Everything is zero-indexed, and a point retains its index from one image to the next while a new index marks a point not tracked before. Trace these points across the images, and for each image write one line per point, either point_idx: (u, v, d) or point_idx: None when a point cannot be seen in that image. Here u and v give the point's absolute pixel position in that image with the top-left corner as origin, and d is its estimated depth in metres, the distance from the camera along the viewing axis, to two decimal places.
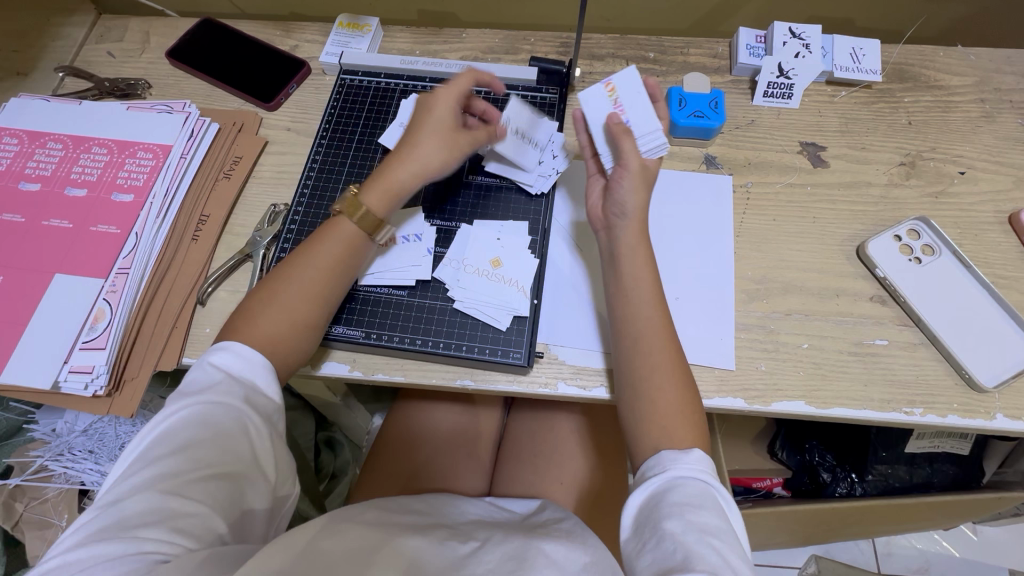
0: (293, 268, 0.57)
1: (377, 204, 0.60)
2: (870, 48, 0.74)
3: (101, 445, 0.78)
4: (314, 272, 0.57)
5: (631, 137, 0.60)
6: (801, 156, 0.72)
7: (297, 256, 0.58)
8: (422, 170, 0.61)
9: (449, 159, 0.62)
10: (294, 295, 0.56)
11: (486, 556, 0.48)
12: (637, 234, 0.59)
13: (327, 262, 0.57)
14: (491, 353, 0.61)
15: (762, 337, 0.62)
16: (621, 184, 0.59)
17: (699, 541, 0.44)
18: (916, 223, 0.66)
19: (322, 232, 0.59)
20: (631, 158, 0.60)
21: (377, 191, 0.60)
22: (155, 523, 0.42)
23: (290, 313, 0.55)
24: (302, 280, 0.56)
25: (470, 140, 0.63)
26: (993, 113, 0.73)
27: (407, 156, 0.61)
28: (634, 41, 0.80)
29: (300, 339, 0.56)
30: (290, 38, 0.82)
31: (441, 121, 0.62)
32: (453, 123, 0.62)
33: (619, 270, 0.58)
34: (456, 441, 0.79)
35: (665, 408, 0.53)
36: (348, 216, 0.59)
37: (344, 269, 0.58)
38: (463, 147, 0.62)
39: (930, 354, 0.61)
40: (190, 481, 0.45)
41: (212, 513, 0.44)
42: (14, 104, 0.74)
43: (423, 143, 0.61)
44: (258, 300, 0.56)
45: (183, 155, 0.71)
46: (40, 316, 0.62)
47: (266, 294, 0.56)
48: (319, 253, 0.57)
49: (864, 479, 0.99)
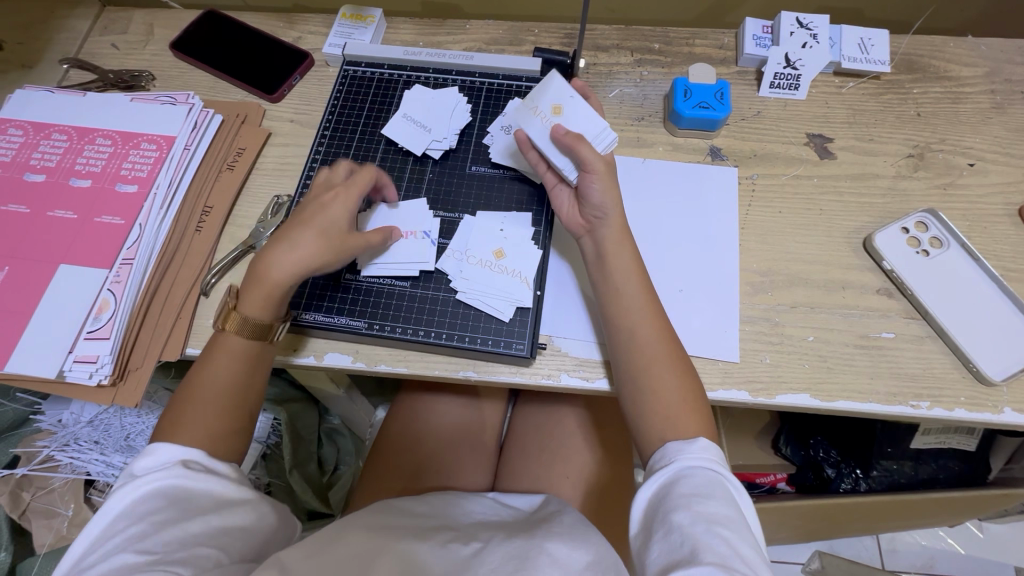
0: (190, 394, 0.53)
1: (258, 310, 0.55)
2: (879, 38, 0.73)
3: (106, 436, 0.79)
4: (218, 388, 0.53)
5: (584, 142, 0.59)
6: (808, 148, 0.71)
7: (191, 382, 0.54)
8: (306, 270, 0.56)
9: (334, 262, 0.58)
10: (199, 411, 0.52)
11: (489, 556, 0.47)
12: (620, 229, 0.59)
13: (227, 378, 0.54)
14: (494, 344, 0.60)
15: (767, 330, 0.62)
16: (594, 188, 0.58)
17: (708, 532, 0.44)
18: (924, 215, 0.65)
19: (210, 352, 0.55)
20: (594, 161, 0.58)
21: (255, 296, 0.55)
22: (143, 564, 0.41)
23: (199, 431, 0.51)
24: (204, 398, 0.52)
25: (358, 243, 0.59)
26: (1004, 104, 0.72)
27: (287, 254, 0.56)
28: (639, 33, 0.80)
29: (227, 444, 0.52)
30: (293, 30, 0.82)
31: (327, 220, 0.57)
32: (343, 225, 0.58)
33: (605, 268, 0.58)
34: (459, 435, 0.79)
35: (669, 398, 0.53)
36: (234, 332, 0.55)
37: (245, 378, 0.55)
38: (350, 251, 0.58)
39: (937, 347, 0.60)
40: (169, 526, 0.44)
41: (199, 543, 0.44)
42: (19, 96, 0.74)
43: (303, 239, 0.56)
44: (162, 429, 0.51)
45: (186, 147, 0.71)
46: (44, 307, 0.62)
47: (167, 423, 0.52)
48: (213, 371, 0.54)
49: (869, 475, 0.97)
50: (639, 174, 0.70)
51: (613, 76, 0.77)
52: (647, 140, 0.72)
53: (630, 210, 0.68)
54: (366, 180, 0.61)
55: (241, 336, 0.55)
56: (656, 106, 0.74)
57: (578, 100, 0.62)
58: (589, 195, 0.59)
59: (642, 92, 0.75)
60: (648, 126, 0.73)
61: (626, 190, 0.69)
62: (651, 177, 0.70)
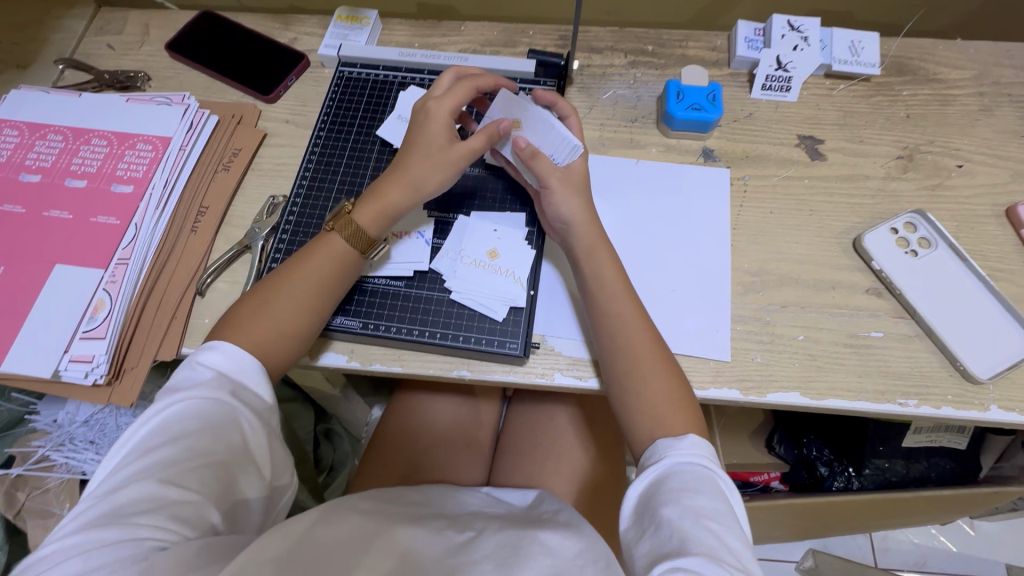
0: (279, 285, 0.57)
1: (370, 221, 0.60)
2: (868, 41, 0.74)
3: (101, 436, 0.78)
4: (305, 288, 0.57)
5: (540, 157, 0.61)
6: (799, 149, 0.72)
7: (288, 269, 0.58)
8: (419, 189, 0.60)
9: (443, 176, 0.61)
10: (283, 305, 0.56)
11: (482, 544, 0.48)
12: (595, 234, 0.60)
13: (319, 278, 0.58)
14: (487, 343, 0.61)
15: (758, 329, 0.63)
16: (552, 203, 0.61)
17: (697, 525, 0.44)
18: (913, 216, 0.66)
19: (314, 245, 0.59)
20: (549, 175, 0.61)
21: (370, 209, 0.60)
22: (151, 511, 0.42)
23: (274, 327, 0.55)
24: (291, 293, 0.56)
25: (464, 153, 0.61)
26: (992, 106, 0.73)
27: (402, 173, 0.61)
28: (633, 35, 0.80)
29: (289, 345, 0.56)
30: (289, 31, 0.83)
31: (439, 138, 0.61)
32: (447, 137, 0.61)
33: (581, 273, 0.60)
34: (453, 433, 0.80)
35: (658, 397, 0.54)
36: (341, 233, 0.59)
37: (336, 284, 0.59)
38: (458, 164, 0.61)
39: (925, 345, 0.61)
40: (185, 473, 0.45)
41: (207, 503, 0.45)
42: (15, 96, 0.74)
43: (420, 159, 0.61)
44: (247, 310, 0.56)
45: (182, 147, 0.71)
46: (40, 306, 0.62)
47: (255, 304, 0.56)
48: (310, 265, 0.58)
49: (862, 474, 0.99)
50: (631, 175, 0.71)
51: (607, 78, 0.77)
52: (640, 141, 0.73)
53: (623, 211, 0.69)
54: (464, 91, 0.64)
55: (347, 240, 0.59)
56: (650, 107, 0.75)
57: (541, 116, 0.63)
58: (551, 211, 0.62)
59: (635, 94, 0.76)
60: (641, 127, 0.74)
61: (620, 191, 0.70)
62: (644, 178, 0.71)
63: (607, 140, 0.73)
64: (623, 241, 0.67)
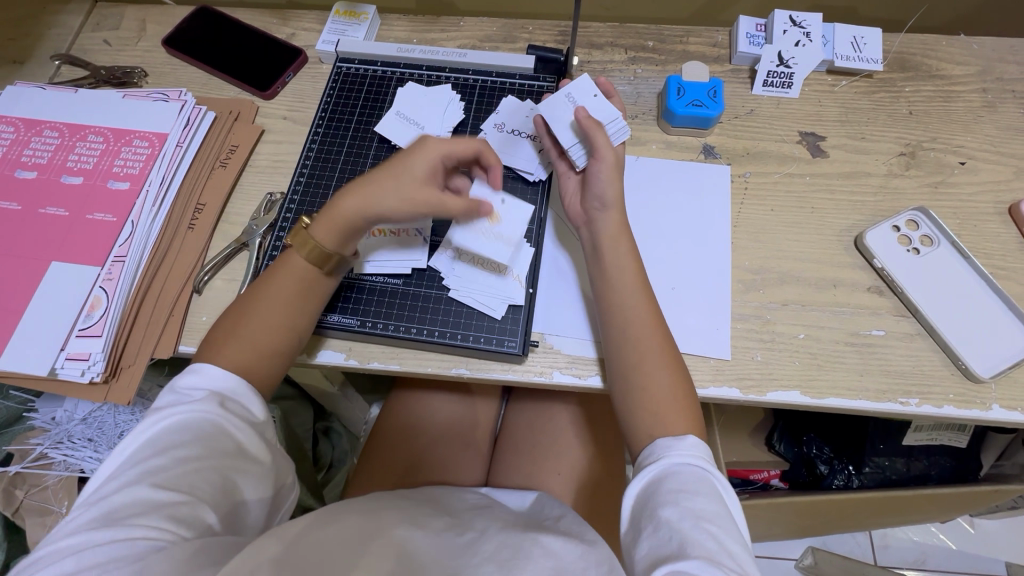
0: (249, 305, 0.56)
1: (325, 235, 0.57)
2: (871, 37, 0.74)
3: (100, 434, 0.78)
4: (273, 305, 0.56)
5: (599, 129, 0.61)
6: (800, 146, 0.71)
7: (256, 290, 0.57)
8: (373, 209, 0.57)
9: (403, 206, 0.57)
10: (252, 325, 0.55)
11: (483, 546, 0.47)
12: (616, 225, 0.59)
13: (285, 296, 0.57)
14: (486, 342, 0.61)
15: (758, 327, 0.62)
16: (598, 175, 0.60)
17: (696, 528, 0.44)
18: (915, 213, 0.65)
19: (277, 265, 0.59)
20: (604, 149, 0.60)
21: (323, 222, 0.57)
22: (145, 512, 0.42)
23: (244, 347, 0.54)
24: (259, 312, 0.56)
25: (430, 196, 0.56)
26: (995, 103, 0.72)
27: (361, 188, 0.57)
28: (633, 30, 0.79)
29: (269, 361, 0.55)
30: (286, 26, 0.82)
31: (411, 173, 0.57)
32: (423, 177, 0.57)
33: (601, 263, 0.59)
34: (453, 432, 0.80)
35: (660, 395, 0.53)
36: (299, 250, 0.58)
37: (305, 299, 0.58)
38: (422, 198, 0.56)
39: (927, 344, 0.61)
40: (178, 475, 0.45)
41: (202, 504, 0.44)
42: (10, 92, 0.74)
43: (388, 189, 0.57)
44: (220, 331, 0.56)
45: (179, 143, 0.70)
46: (36, 304, 0.62)
47: (227, 325, 0.56)
48: (275, 284, 0.57)
49: (862, 472, 0.99)
50: (632, 172, 0.70)
51: (607, 74, 0.77)
52: (640, 138, 0.72)
53: (624, 208, 0.68)
54: (464, 146, 0.59)
55: (307, 258, 0.58)
56: (650, 104, 0.75)
57: (602, 99, 0.64)
58: (593, 185, 0.60)
59: (635, 89, 0.75)
60: (641, 124, 0.73)
61: (620, 188, 0.69)
62: (644, 175, 0.70)
63: None
64: None
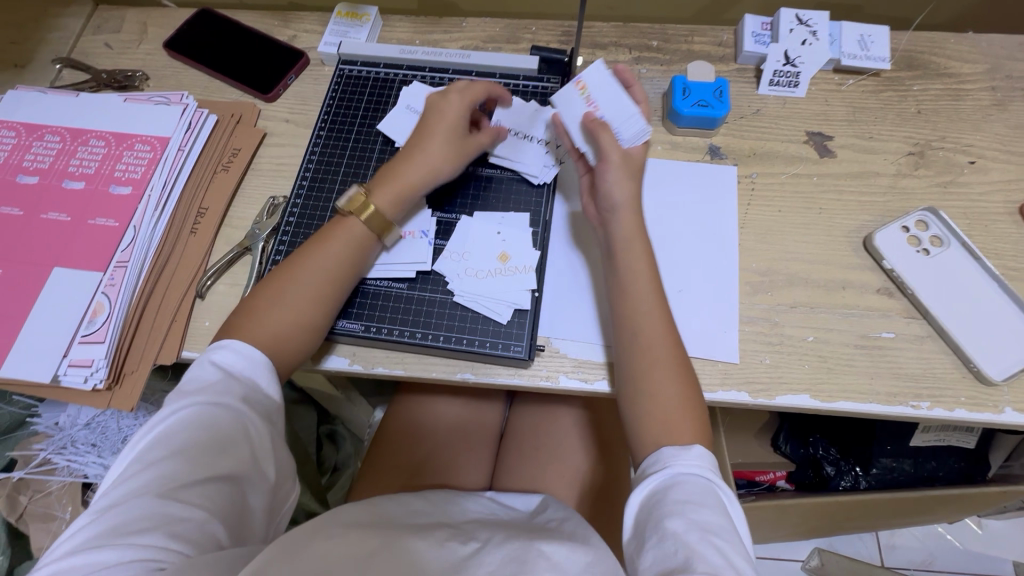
0: (299, 271, 0.56)
1: (388, 208, 0.60)
2: (878, 35, 0.73)
3: (103, 439, 0.78)
4: (323, 275, 0.57)
5: (607, 129, 0.60)
6: (807, 146, 0.70)
7: (305, 255, 0.57)
8: (433, 172, 0.62)
9: (456, 163, 0.63)
10: (301, 292, 0.56)
11: (487, 557, 0.47)
12: (633, 227, 0.58)
13: (335, 263, 0.57)
14: (491, 347, 0.60)
15: (766, 330, 0.61)
16: (606, 179, 0.59)
17: (702, 541, 0.44)
18: (924, 214, 0.64)
19: (331, 229, 0.59)
20: (610, 149, 0.59)
21: (385, 192, 0.60)
22: (153, 523, 0.42)
23: (287, 313, 0.55)
24: (310, 279, 0.56)
25: (475, 149, 0.64)
26: (1005, 101, 0.72)
27: (418, 156, 0.62)
28: (637, 30, 0.79)
29: (302, 339, 0.55)
30: (288, 28, 0.82)
31: (450, 126, 0.63)
32: (462, 128, 0.63)
33: (615, 264, 0.58)
34: (457, 435, 0.79)
35: (667, 403, 0.53)
36: (358, 215, 0.59)
37: (351, 269, 0.58)
38: (471, 155, 0.64)
39: (937, 347, 0.60)
40: (185, 486, 0.44)
41: (210, 518, 0.44)
42: (11, 97, 0.73)
43: (433, 146, 0.62)
44: (265, 298, 0.55)
45: (181, 147, 0.70)
46: (38, 310, 0.62)
47: (273, 292, 0.55)
48: (329, 249, 0.58)
49: (868, 473, 0.97)
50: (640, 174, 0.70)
51: None
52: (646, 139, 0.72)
53: (648, 210, 0.68)
54: (480, 88, 0.65)
55: (362, 224, 0.59)
56: (655, 104, 0.74)
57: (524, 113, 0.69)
58: (602, 189, 0.60)
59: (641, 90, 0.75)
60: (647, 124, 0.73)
61: (648, 189, 0.69)
62: (652, 176, 0.69)
63: None
64: (652, 238, 0.66)
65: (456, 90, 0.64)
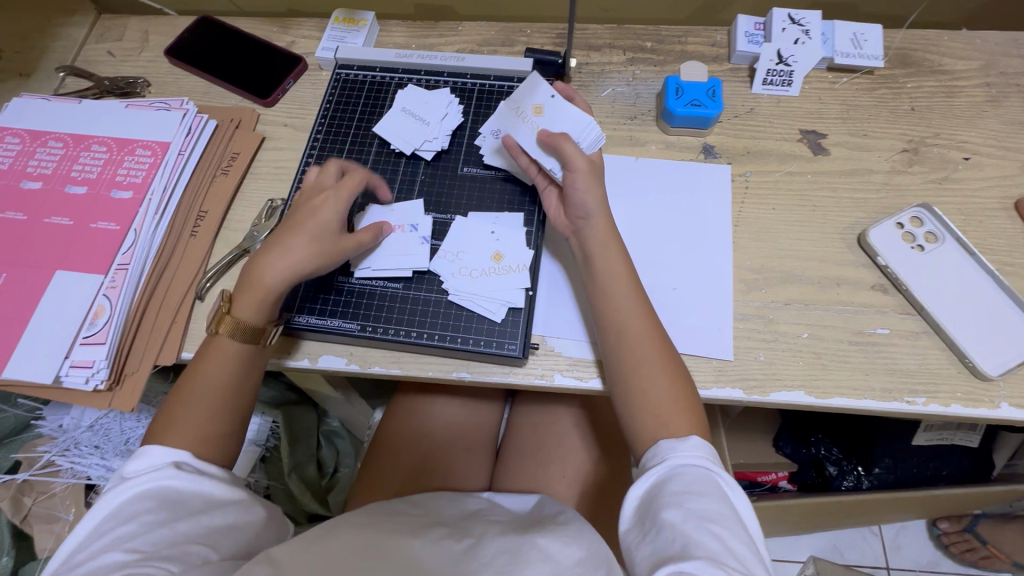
0: (187, 395, 0.54)
1: (252, 313, 0.57)
2: (871, 34, 0.73)
3: (106, 440, 0.81)
4: (213, 389, 0.55)
5: (570, 141, 0.61)
6: (801, 144, 0.71)
7: (192, 378, 0.55)
8: (299, 271, 0.57)
9: (329, 260, 0.59)
10: (194, 412, 0.54)
11: (482, 552, 0.47)
12: (607, 230, 0.59)
13: (222, 380, 0.55)
14: (487, 344, 0.61)
15: (761, 327, 0.62)
16: (577, 188, 0.59)
17: (699, 529, 0.44)
18: (919, 210, 0.64)
19: (205, 351, 0.57)
20: (576, 158, 0.60)
21: (248, 299, 0.57)
22: (109, 572, 0.42)
23: (196, 429, 0.53)
24: (201, 397, 0.54)
25: (352, 242, 0.60)
26: (999, 97, 0.72)
27: (283, 253, 0.58)
28: (631, 32, 0.79)
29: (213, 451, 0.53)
30: (287, 34, 0.83)
31: (321, 224, 0.59)
32: (333, 224, 0.60)
33: (592, 268, 0.58)
34: (456, 436, 0.79)
35: (663, 397, 0.53)
36: (229, 333, 0.56)
37: (239, 383, 0.56)
38: (345, 249, 0.60)
39: (933, 342, 0.60)
40: (138, 534, 0.45)
41: (166, 552, 0.44)
42: (16, 104, 0.75)
43: (296, 241, 0.58)
44: (158, 426, 0.53)
45: (181, 152, 0.71)
46: (40, 312, 0.63)
47: (165, 421, 0.54)
48: (213, 368, 0.56)
49: (871, 472, 0.97)
50: (633, 173, 0.70)
51: (606, 75, 0.77)
52: (640, 139, 0.72)
53: (641, 209, 0.68)
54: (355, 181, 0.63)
55: (235, 339, 0.56)
56: (649, 104, 0.74)
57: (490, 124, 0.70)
58: (574, 195, 0.60)
59: (634, 90, 0.75)
60: (640, 124, 0.73)
61: (638, 189, 0.69)
62: (647, 176, 0.70)
63: (606, 138, 0.72)
64: (641, 238, 0.67)
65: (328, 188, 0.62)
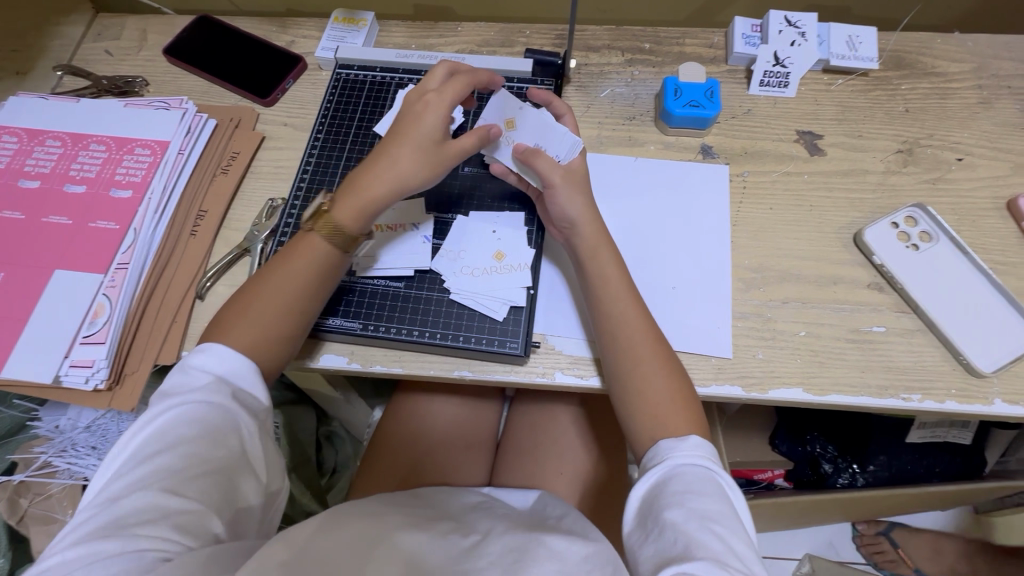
0: (262, 289, 0.56)
1: (349, 219, 0.57)
2: (866, 36, 0.74)
3: (103, 442, 0.79)
4: (288, 285, 0.56)
5: (541, 155, 0.60)
6: (798, 145, 0.71)
7: (270, 271, 0.57)
8: (399, 181, 0.58)
9: (427, 171, 0.58)
10: (263, 309, 0.55)
11: (487, 548, 0.47)
12: (596, 235, 0.59)
13: (298, 281, 0.56)
14: (488, 343, 0.61)
15: (759, 325, 0.62)
16: (556, 201, 0.59)
17: (701, 529, 0.44)
18: (913, 210, 0.65)
19: (296, 245, 0.58)
20: (549, 172, 0.60)
21: (348, 205, 0.57)
22: (153, 519, 0.42)
23: (265, 328, 0.55)
24: (274, 294, 0.56)
25: (453, 154, 0.59)
26: (991, 99, 0.73)
27: (384, 160, 0.58)
28: (630, 33, 0.80)
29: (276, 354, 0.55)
30: (286, 34, 0.83)
31: (425, 132, 0.58)
32: (439, 134, 0.59)
33: (585, 274, 0.59)
34: (455, 434, 0.80)
35: (661, 397, 0.53)
36: (321, 232, 0.57)
37: (320, 285, 0.57)
38: (445, 160, 0.59)
39: (928, 340, 0.61)
40: (184, 480, 0.45)
41: (208, 512, 0.45)
42: (13, 103, 0.74)
43: (403, 151, 0.58)
44: (231, 312, 0.55)
45: (180, 152, 0.71)
46: (40, 312, 0.62)
47: (239, 306, 0.56)
48: (294, 265, 0.57)
49: (865, 470, 0.98)
50: (632, 173, 0.71)
51: (604, 76, 0.77)
52: (639, 139, 0.73)
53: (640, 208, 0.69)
54: (465, 82, 0.61)
55: (331, 240, 0.57)
56: (648, 105, 0.75)
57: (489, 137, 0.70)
58: (553, 210, 0.60)
59: (633, 91, 0.76)
60: (639, 125, 0.74)
61: (637, 189, 0.70)
62: (645, 176, 0.70)
63: (605, 139, 0.73)
64: (641, 237, 0.67)
65: (435, 90, 0.60)
